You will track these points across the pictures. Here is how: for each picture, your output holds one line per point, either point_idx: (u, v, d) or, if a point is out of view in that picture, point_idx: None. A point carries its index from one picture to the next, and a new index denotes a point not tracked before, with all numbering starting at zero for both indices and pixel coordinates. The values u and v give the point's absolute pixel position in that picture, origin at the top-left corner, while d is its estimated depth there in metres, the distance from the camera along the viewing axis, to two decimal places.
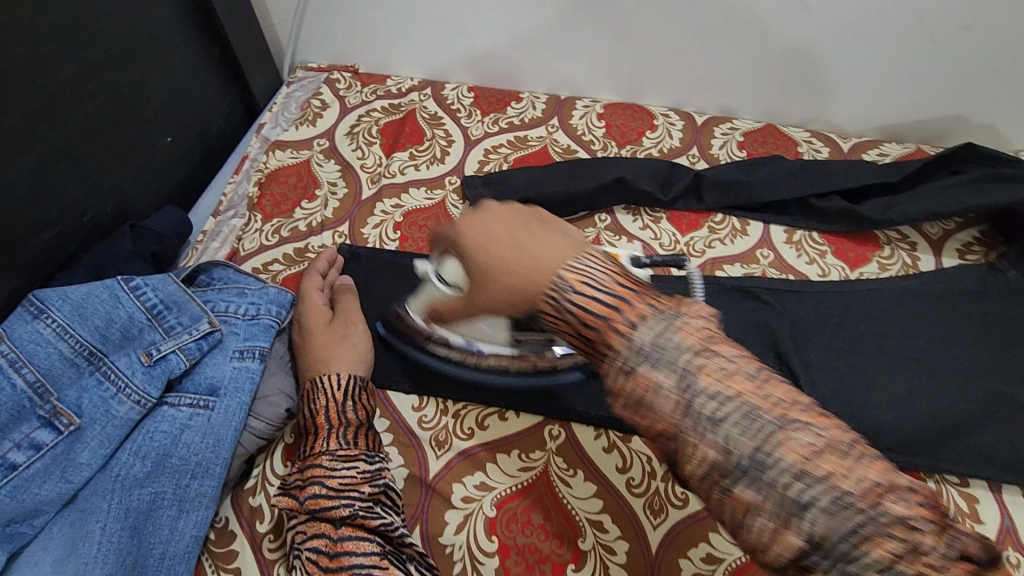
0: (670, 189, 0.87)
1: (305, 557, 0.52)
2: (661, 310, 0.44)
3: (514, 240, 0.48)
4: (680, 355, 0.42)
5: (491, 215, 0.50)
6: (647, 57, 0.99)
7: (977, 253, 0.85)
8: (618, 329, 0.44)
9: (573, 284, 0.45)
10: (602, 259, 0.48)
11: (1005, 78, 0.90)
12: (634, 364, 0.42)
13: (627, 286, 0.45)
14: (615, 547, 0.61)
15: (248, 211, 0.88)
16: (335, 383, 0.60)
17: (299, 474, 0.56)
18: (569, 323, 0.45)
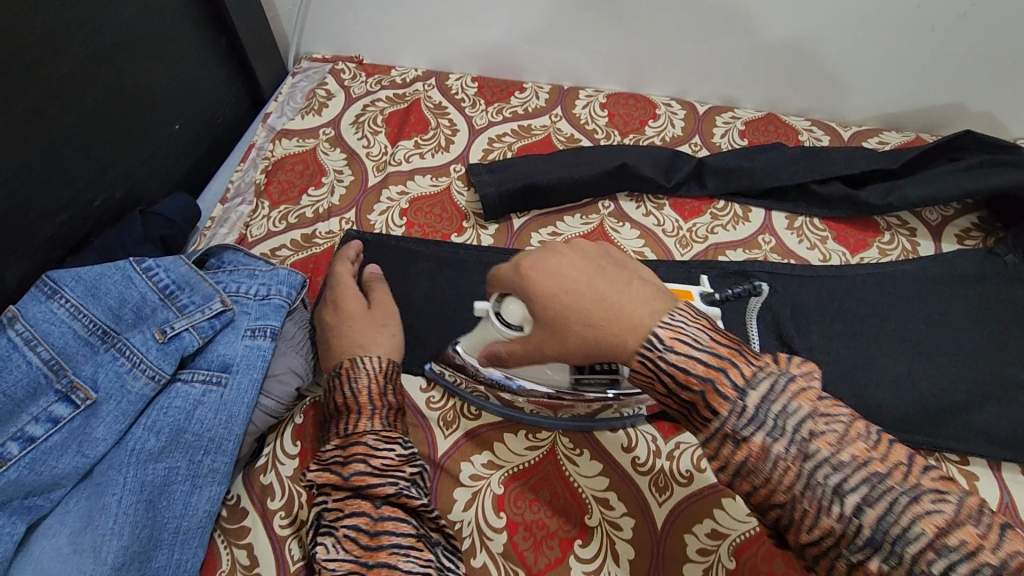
0: (673, 176, 0.88)
1: (341, 534, 0.51)
2: (769, 369, 0.41)
3: (596, 291, 0.44)
4: (789, 419, 0.39)
5: (563, 258, 0.46)
6: (649, 47, 0.99)
7: (976, 238, 0.86)
8: (723, 393, 0.41)
9: (669, 342, 0.42)
10: (692, 313, 0.44)
11: (1004, 67, 0.92)
12: (743, 432, 0.40)
13: (726, 345, 0.42)
14: (621, 523, 0.61)
15: (256, 199, 0.89)
16: (377, 368, 0.61)
17: (340, 451, 0.55)
18: (667, 384, 0.43)
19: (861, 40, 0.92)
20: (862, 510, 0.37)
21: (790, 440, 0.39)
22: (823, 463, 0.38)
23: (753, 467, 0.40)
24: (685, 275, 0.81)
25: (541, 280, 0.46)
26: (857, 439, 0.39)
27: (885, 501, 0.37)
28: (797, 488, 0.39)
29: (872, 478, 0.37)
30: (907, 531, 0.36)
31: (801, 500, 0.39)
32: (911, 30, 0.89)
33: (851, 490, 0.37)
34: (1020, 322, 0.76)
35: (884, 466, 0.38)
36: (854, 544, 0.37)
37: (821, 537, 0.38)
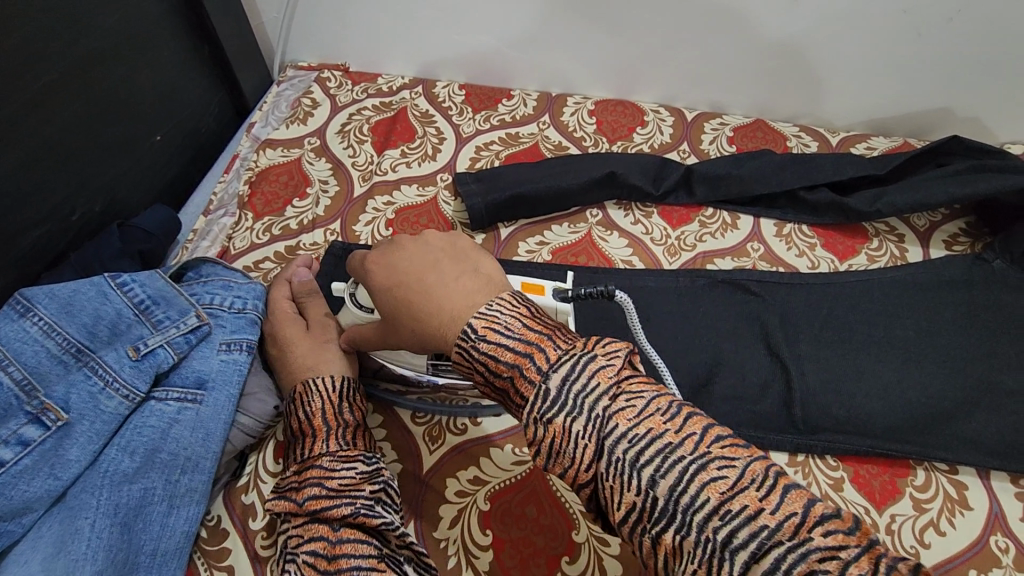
0: (661, 183, 0.88)
1: (300, 562, 0.49)
2: (574, 351, 0.41)
3: (420, 281, 0.48)
4: (585, 396, 0.39)
5: (404, 252, 0.52)
6: (637, 53, 0.99)
7: (964, 244, 0.86)
8: (527, 378, 0.40)
9: (481, 332, 0.42)
10: (515, 301, 0.45)
11: (989, 72, 0.92)
12: (548, 415, 0.39)
13: (538, 330, 0.42)
14: (609, 539, 0.61)
15: (238, 210, 0.88)
16: (329, 386, 0.60)
17: (296, 476, 0.55)
18: (482, 372, 0.43)
19: (847, 45, 0.92)
20: (656, 482, 0.36)
21: (585, 416, 0.38)
22: (621, 438, 0.37)
23: (560, 450, 0.39)
24: (673, 284, 0.80)
25: (380, 274, 0.52)
26: (652, 412, 0.38)
27: (677, 472, 0.36)
28: (600, 465, 0.38)
29: (665, 449, 0.36)
30: (695, 498, 0.35)
31: (605, 477, 0.38)
32: (897, 35, 0.89)
33: (645, 462, 0.36)
34: (1006, 327, 0.77)
35: (676, 437, 0.37)
36: (654, 517, 0.36)
37: (628, 515, 0.37)
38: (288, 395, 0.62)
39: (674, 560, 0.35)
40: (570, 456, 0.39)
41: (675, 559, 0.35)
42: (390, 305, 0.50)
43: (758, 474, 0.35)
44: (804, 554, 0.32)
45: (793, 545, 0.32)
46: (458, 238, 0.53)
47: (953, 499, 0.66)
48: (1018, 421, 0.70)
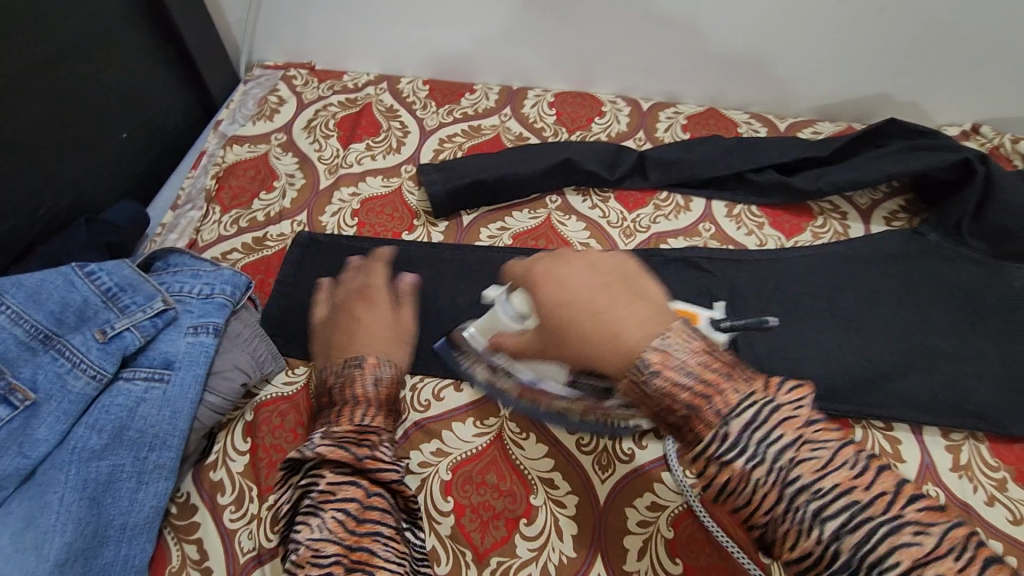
0: (616, 169, 0.91)
1: (328, 516, 0.50)
2: (756, 395, 0.41)
3: (590, 302, 0.47)
4: (769, 446, 0.39)
5: (570, 267, 0.50)
6: (593, 46, 1.03)
7: (902, 220, 0.91)
8: (705, 421, 0.41)
9: (656, 367, 0.42)
10: (688, 332, 0.44)
11: (921, 59, 0.97)
12: (726, 458, 0.40)
13: (718, 369, 0.42)
14: (565, 501, 0.64)
15: (206, 204, 0.90)
16: (390, 368, 0.64)
17: (352, 433, 0.57)
18: (655, 406, 0.43)
19: (790, 34, 0.97)
20: (840, 536, 0.37)
21: (770, 468, 0.39)
22: (806, 489, 0.38)
23: (734, 489, 0.40)
24: None
25: (547, 290, 0.50)
26: (840, 467, 0.38)
27: (863, 530, 0.36)
28: (779, 509, 0.38)
29: (853, 505, 0.37)
30: (884, 560, 0.36)
31: (781, 521, 0.38)
32: (835, 23, 0.94)
33: (831, 515, 0.37)
34: (939, 294, 0.82)
35: (866, 496, 0.37)
36: (831, 568, 0.37)
37: (801, 556, 0.38)
38: (347, 365, 0.63)
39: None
40: (747, 497, 0.39)
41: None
42: (553, 322, 0.49)
43: (956, 544, 0.35)
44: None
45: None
46: (624, 258, 0.50)
47: (887, 453, 0.71)
48: (950, 379, 0.75)
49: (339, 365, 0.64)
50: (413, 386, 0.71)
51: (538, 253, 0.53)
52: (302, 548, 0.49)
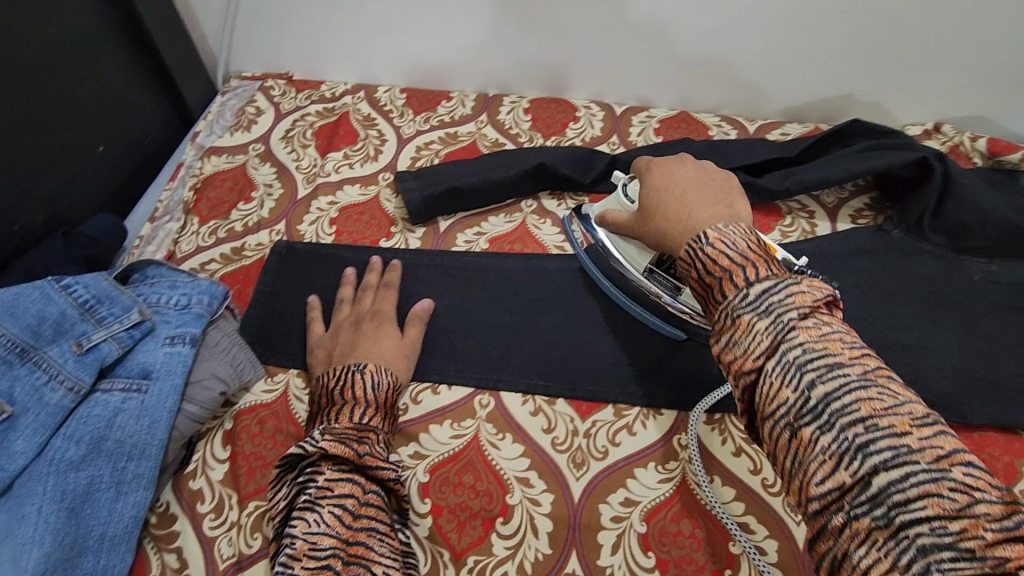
0: (589, 172, 0.92)
1: (327, 512, 0.54)
2: (784, 277, 0.45)
3: (686, 190, 0.59)
4: (780, 308, 0.43)
5: (680, 167, 0.64)
6: (565, 52, 1.05)
7: (868, 217, 0.94)
8: (734, 282, 0.46)
9: (711, 239, 0.49)
10: (750, 232, 0.50)
11: (883, 63, 1.00)
12: (739, 311, 0.44)
13: (763, 254, 0.47)
14: (541, 500, 0.65)
15: (184, 215, 0.91)
16: (389, 376, 0.69)
17: (351, 432, 0.61)
18: (699, 271, 0.49)
19: (756, 38, 0.99)
20: (814, 384, 0.40)
21: (775, 321, 0.43)
22: (798, 346, 0.41)
23: (736, 340, 0.44)
24: None
25: (659, 176, 0.64)
26: (835, 338, 0.41)
27: (838, 382, 0.39)
28: (768, 361, 0.42)
29: (834, 365, 0.40)
30: (848, 406, 0.38)
31: (768, 372, 0.42)
32: (798, 27, 0.97)
33: (810, 368, 0.40)
34: (902, 289, 0.85)
35: (848, 361, 0.40)
36: (800, 416, 0.40)
37: (777, 410, 0.41)
38: (351, 367, 0.68)
39: (805, 450, 0.39)
40: (744, 348, 0.43)
41: (806, 450, 0.39)
42: (650, 201, 0.62)
43: (919, 411, 0.38)
44: (937, 478, 0.34)
45: (933, 471, 0.35)
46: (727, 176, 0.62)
47: None
48: (912, 372, 0.78)
49: (341, 369, 0.68)
50: None
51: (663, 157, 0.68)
52: (300, 541, 0.52)
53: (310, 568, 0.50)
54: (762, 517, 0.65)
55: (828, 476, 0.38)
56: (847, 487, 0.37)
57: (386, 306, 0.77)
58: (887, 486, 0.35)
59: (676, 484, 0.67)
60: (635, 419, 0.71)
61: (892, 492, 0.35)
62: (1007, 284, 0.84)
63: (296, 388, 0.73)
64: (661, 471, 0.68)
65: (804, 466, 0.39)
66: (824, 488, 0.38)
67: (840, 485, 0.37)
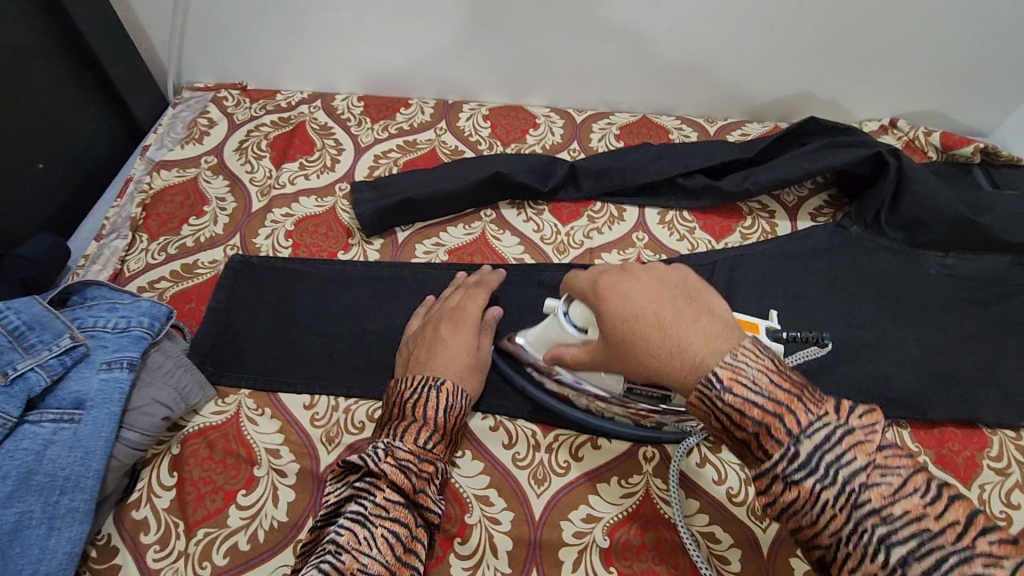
0: (548, 179, 0.91)
1: (379, 535, 0.53)
2: (828, 419, 0.42)
3: (658, 316, 0.50)
4: (839, 468, 0.40)
5: (635, 283, 0.54)
6: (523, 57, 1.04)
7: (827, 215, 0.94)
8: (775, 438, 0.42)
9: (727, 383, 0.44)
10: (757, 354, 0.46)
11: (838, 62, 1.01)
12: (794, 477, 0.41)
13: (788, 389, 0.43)
14: (500, 518, 0.64)
15: (132, 233, 0.88)
16: (462, 397, 0.64)
17: (418, 460, 0.58)
18: (723, 420, 0.45)
19: (712, 40, 0.99)
20: (907, 562, 0.37)
21: (840, 488, 0.39)
22: (873, 514, 0.38)
23: (799, 508, 0.41)
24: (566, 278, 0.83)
25: (616, 301, 0.53)
26: (911, 493, 0.38)
27: (931, 559, 0.36)
28: (844, 532, 0.39)
29: (922, 532, 0.37)
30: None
31: (846, 546, 0.39)
32: (753, 28, 0.97)
33: (898, 541, 0.37)
34: (861, 286, 0.85)
35: (937, 524, 0.37)
36: None
37: None
38: (426, 383, 0.63)
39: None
40: (813, 518, 0.40)
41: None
42: (625, 334, 0.52)
43: None
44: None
45: None
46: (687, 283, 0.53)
47: None
48: (872, 370, 0.79)
49: (419, 380, 0.63)
50: (349, 408, 0.71)
51: (605, 269, 0.58)
52: (348, 557, 0.50)
53: None
54: (727, 526, 0.64)
55: None
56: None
57: (474, 312, 0.71)
58: None
59: (639, 497, 0.66)
60: (598, 431, 0.70)
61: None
62: (962, 277, 0.85)
63: (248, 409, 0.70)
64: (624, 484, 0.67)
65: None
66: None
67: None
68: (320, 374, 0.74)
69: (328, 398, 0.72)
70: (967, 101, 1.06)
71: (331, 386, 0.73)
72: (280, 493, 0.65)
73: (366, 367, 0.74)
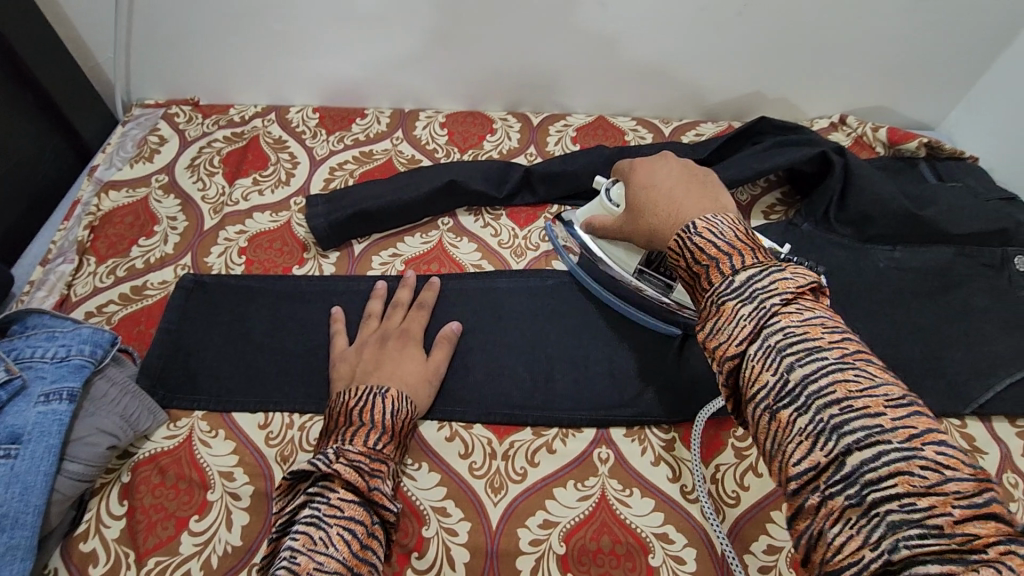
0: (504, 186, 0.91)
1: (335, 533, 0.53)
2: (768, 264, 0.49)
3: (671, 188, 0.62)
4: (761, 297, 0.47)
5: (664, 165, 0.66)
6: (476, 64, 1.04)
7: (779, 212, 0.96)
8: (721, 269, 0.50)
9: (700, 229, 0.53)
10: (734, 220, 0.54)
11: (786, 60, 1.03)
12: (724, 299, 0.48)
13: (744, 243, 0.51)
14: (457, 529, 0.64)
15: (79, 256, 0.86)
16: (407, 403, 0.67)
17: (365, 458, 0.59)
18: (688, 260, 0.53)
19: (661, 41, 1.00)
20: (794, 368, 0.43)
21: (758, 309, 0.46)
22: (778, 332, 0.45)
23: (720, 327, 0.48)
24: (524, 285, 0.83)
25: (643, 175, 0.66)
26: (816, 325, 0.45)
27: (818, 368, 0.43)
28: (752, 348, 0.46)
29: (814, 348, 0.43)
30: (825, 389, 0.42)
31: (751, 358, 0.46)
32: (700, 29, 0.98)
33: (791, 353, 0.44)
34: None
35: (829, 346, 0.43)
36: (781, 398, 0.43)
37: (761, 391, 0.45)
38: (371, 389, 0.66)
39: (784, 431, 0.43)
40: (730, 332, 0.47)
41: (784, 430, 0.43)
42: (640, 197, 0.65)
43: (893, 393, 0.41)
44: (907, 456, 0.38)
45: (904, 450, 0.38)
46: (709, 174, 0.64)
47: None
48: None
49: (362, 389, 0.65)
50: (304, 424, 0.71)
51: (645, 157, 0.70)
52: (304, 557, 0.50)
53: None
54: (682, 526, 0.65)
55: (807, 458, 0.41)
56: (822, 467, 0.40)
57: (417, 331, 0.76)
58: (862, 469, 0.39)
59: (595, 500, 0.67)
60: (554, 436, 0.71)
61: (865, 472, 0.39)
62: (911, 269, 0.87)
63: (201, 431, 0.70)
64: (580, 489, 0.67)
65: (784, 445, 0.43)
66: (801, 467, 0.41)
67: (816, 465, 0.41)
68: (275, 393, 0.73)
69: (283, 416, 0.71)
70: (913, 96, 1.09)
71: (286, 403, 0.72)
72: (233, 517, 0.64)
73: (321, 382, 0.74)
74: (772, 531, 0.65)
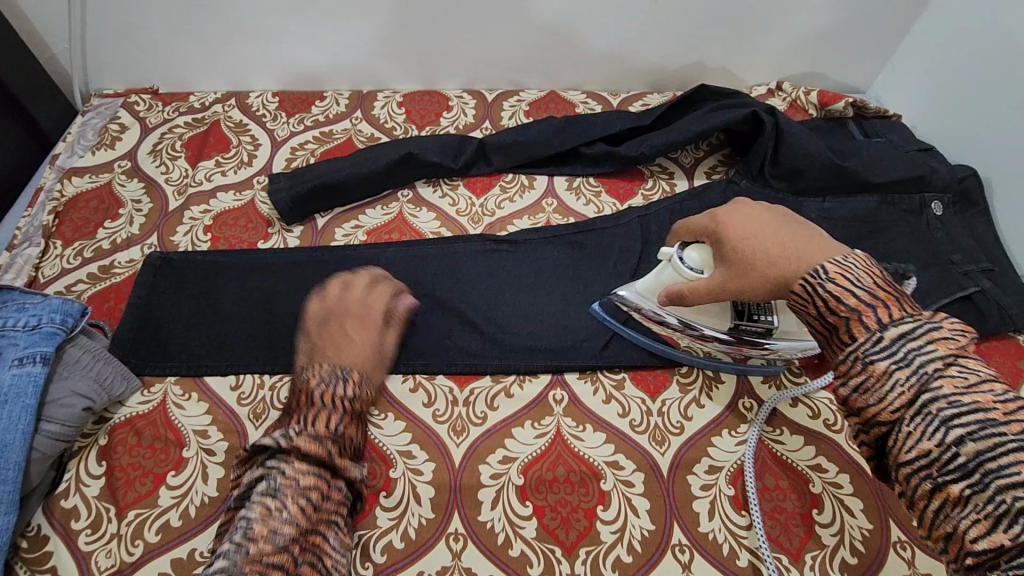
0: (459, 157, 0.95)
1: (291, 501, 0.56)
2: (919, 318, 0.51)
3: (781, 241, 0.61)
4: (919, 359, 0.49)
5: (751, 214, 0.65)
6: (429, 45, 1.07)
7: (721, 173, 1.02)
8: (865, 323, 0.52)
9: (832, 275, 0.55)
10: (865, 264, 0.56)
11: (722, 31, 1.08)
12: (873, 357, 0.51)
13: (886, 291, 0.53)
14: (422, 469, 0.70)
15: (45, 240, 0.88)
16: (366, 380, 0.69)
17: (322, 430, 0.62)
18: (822, 305, 0.56)
19: (604, 17, 1.05)
20: (964, 442, 0.45)
21: (914, 372, 0.48)
22: (941, 398, 0.47)
23: (872, 389, 0.50)
24: (481, 248, 0.87)
25: (735, 223, 0.65)
26: (982, 391, 0.46)
27: (991, 443, 0.44)
28: (909, 413, 0.48)
29: (984, 420, 0.45)
30: (1004, 468, 0.43)
31: (906, 423, 0.48)
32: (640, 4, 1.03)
33: (958, 423, 0.46)
34: None
35: (1001, 416, 0.45)
36: (944, 467, 0.46)
37: (917, 456, 0.47)
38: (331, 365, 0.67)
39: (954, 504, 0.45)
40: (881, 396, 0.49)
41: (955, 505, 0.45)
42: (741, 252, 0.62)
43: None
44: None
45: None
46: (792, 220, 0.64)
47: (708, 378, 0.77)
48: None
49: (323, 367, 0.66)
50: (274, 385, 0.75)
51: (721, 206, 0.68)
52: (259, 524, 0.54)
53: (266, 552, 0.52)
54: (630, 454, 0.71)
55: (982, 531, 0.43)
56: (1006, 548, 0.42)
57: (378, 309, 0.75)
58: None
59: (550, 436, 0.72)
60: (512, 383, 0.76)
61: None
62: (840, 219, 0.94)
63: (174, 395, 0.73)
64: (536, 428, 0.73)
65: (950, 516, 0.45)
66: (979, 547, 0.43)
67: (996, 544, 0.42)
68: (244, 357, 0.76)
69: (252, 377, 0.75)
70: (844, 62, 1.15)
71: (255, 365, 0.76)
72: (209, 470, 0.68)
73: (289, 346, 0.78)
74: (713, 453, 0.72)
